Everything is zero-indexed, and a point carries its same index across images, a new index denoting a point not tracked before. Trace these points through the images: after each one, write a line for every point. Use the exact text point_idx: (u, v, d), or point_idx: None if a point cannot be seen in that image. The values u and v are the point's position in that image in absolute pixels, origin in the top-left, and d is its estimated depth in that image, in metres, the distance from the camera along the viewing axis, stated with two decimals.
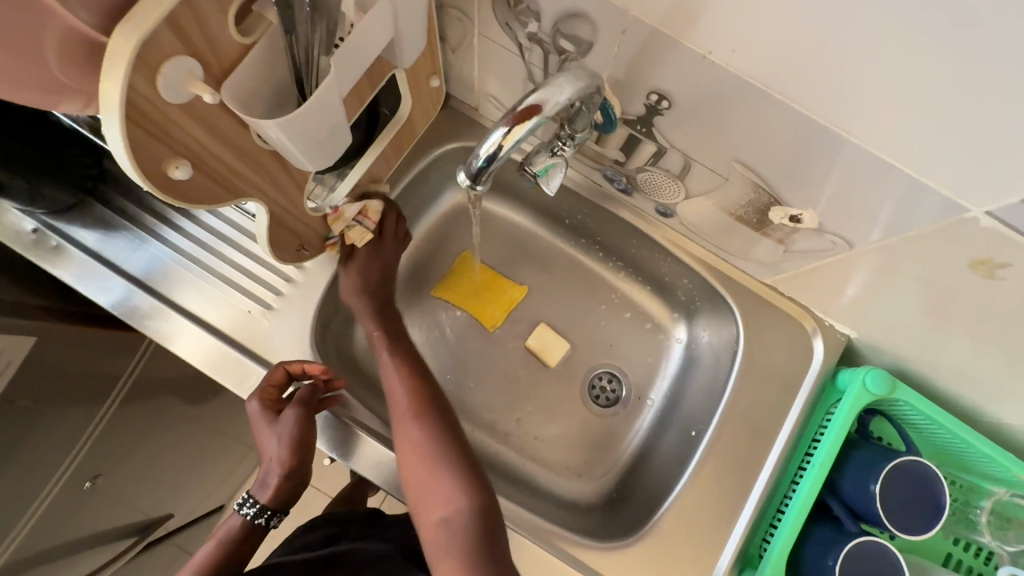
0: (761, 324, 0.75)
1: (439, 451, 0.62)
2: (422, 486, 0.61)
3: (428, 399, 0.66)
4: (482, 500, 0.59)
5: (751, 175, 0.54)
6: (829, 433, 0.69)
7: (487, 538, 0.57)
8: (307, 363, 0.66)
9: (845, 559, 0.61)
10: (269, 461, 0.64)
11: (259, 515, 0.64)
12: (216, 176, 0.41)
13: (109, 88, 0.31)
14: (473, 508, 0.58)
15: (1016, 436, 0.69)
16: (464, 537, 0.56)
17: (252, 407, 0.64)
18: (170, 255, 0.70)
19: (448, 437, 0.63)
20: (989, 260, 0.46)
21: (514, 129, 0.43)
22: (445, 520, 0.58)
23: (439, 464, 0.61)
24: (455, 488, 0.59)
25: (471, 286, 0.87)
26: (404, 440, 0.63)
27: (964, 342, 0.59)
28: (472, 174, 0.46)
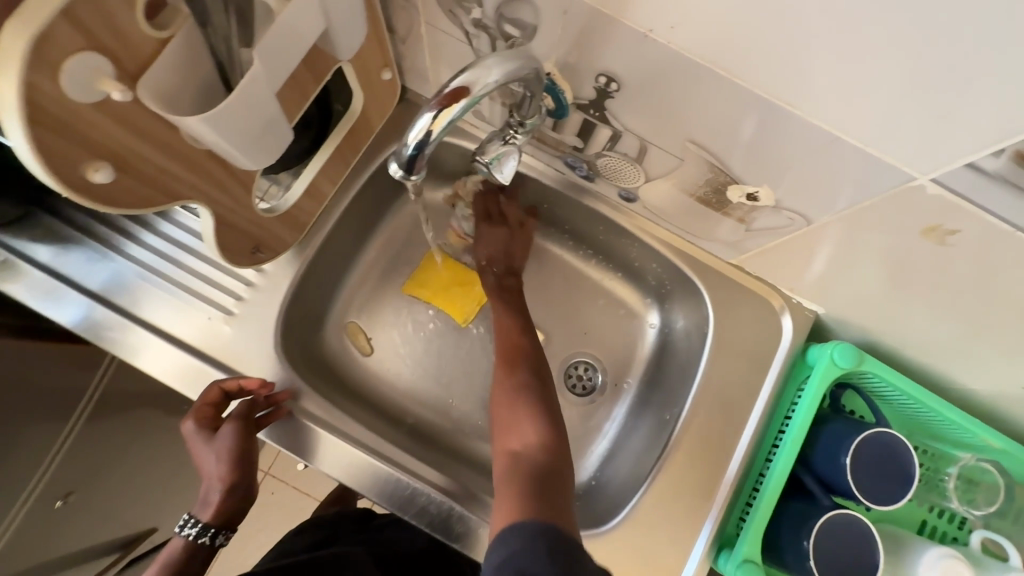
0: (731, 305, 0.74)
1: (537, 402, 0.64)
2: (507, 423, 0.64)
3: (519, 357, 0.70)
4: (558, 449, 0.59)
5: (705, 154, 0.54)
6: (800, 409, 0.69)
7: (551, 479, 0.56)
8: (243, 378, 0.64)
9: (817, 534, 0.62)
10: (208, 480, 0.62)
11: (202, 535, 0.62)
12: (148, 177, 0.40)
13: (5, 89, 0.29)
14: (550, 449, 0.59)
15: (984, 401, 0.69)
16: (532, 467, 0.57)
17: (187, 427, 0.62)
18: (125, 265, 0.68)
19: (544, 396, 0.66)
20: (939, 226, 0.46)
21: (440, 113, 0.41)
22: (520, 454, 0.59)
23: (530, 411, 0.63)
24: (536, 430, 0.61)
25: (441, 280, 0.85)
26: (502, 383, 0.68)
27: (925, 311, 0.59)
28: (406, 162, 0.45)
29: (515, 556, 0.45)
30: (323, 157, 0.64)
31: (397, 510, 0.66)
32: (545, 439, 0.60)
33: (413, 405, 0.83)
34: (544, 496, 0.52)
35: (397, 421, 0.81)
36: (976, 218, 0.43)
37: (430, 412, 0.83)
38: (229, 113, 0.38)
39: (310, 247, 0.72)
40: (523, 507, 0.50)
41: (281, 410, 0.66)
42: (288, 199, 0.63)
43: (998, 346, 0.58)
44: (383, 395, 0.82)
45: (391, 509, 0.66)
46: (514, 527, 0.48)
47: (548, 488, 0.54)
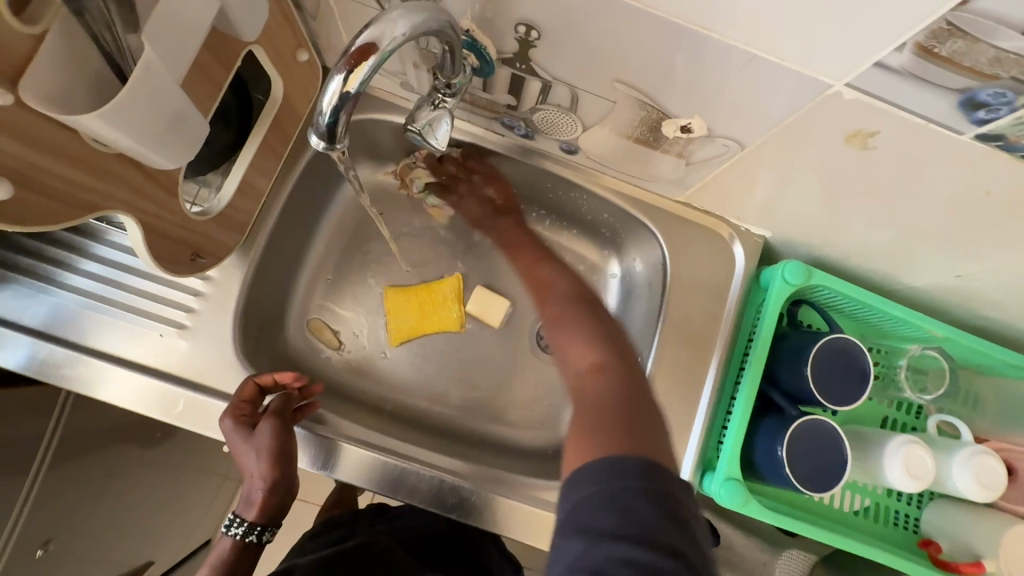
0: (683, 242, 0.76)
1: (591, 330, 0.57)
2: (561, 352, 0.58)
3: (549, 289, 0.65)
4: (625, 366, 0.54)
5: (635, 93, 0.54)
6: (760, 331, 0.72)
7: (624, 405, 0.49)
8: (279, 372, 0.63)
9: (789, 444, 0.65)
10: (249, 477, 0.59)
11: (249, 533, 0.59)
12: (53, 189, 0.38)
13: None
14: (607, 371, 0.53)
15: (924, 295, 0.74)
16: (605, 391, 0.51)
17: (224, 426, 0.60)
18: (58, 293, 0.64)
19: (592, 317, 0.60)
20: (859, 131, 0.48)
21: (351, 76, 0.39)
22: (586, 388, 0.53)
23: (586, 337, 0.57)
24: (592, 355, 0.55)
25: (411, 311, 0.84)
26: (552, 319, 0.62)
27: (863, 217, 0.62)
28: (326, 133, 0.43)
29: (584, 506, 0.41)
30: (251, 151, 0.62)
31: (387, 492, 0.66)
32: (601, 362, 0.54)
33: (391, 391, 0.82)
34: (602, 420, 0.47)
35: (377, 409, 0.80)
36: (892, 118, 0.45)
37: (409, 395, 0.83)
38: (127, 108, 0.36)
39: (255, 246, 0.69)
40: (598, 437, 0.45)
41: (313, 403, 0.67)
42: (222, 199, 0.60)
43: (927, 241, 0.62)
44: (359, 386, 0.81)
45: (381, 491, 0.66)
46: (583, 470, 0.43)
47: (631, 412, 0.48)
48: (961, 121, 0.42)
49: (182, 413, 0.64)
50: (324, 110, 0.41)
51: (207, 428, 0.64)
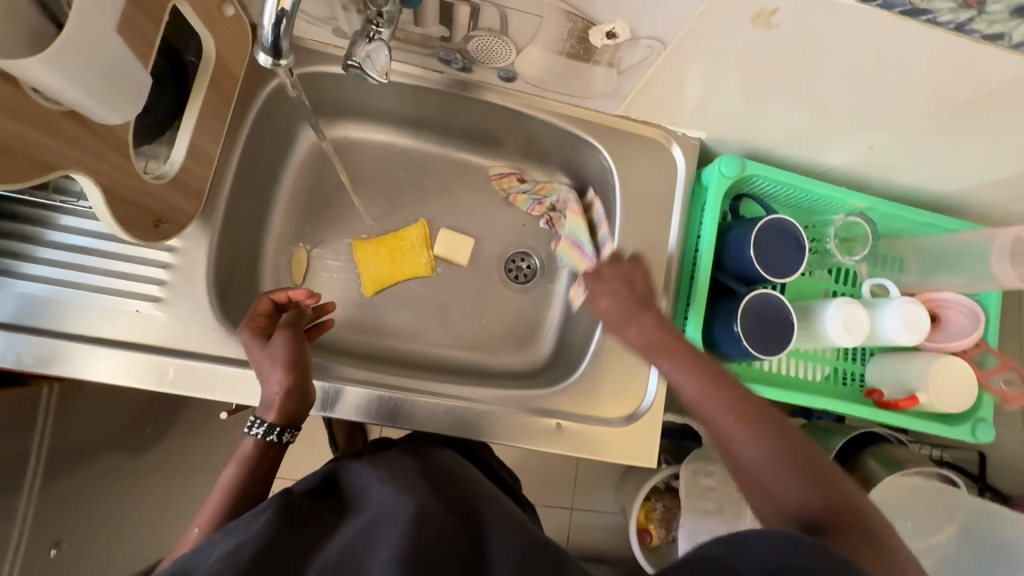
0: (626, 153, 0.81)
1: (760, 444, 0.48)
2: (748, 475, 0.48)
3: (728, 395, 0.53)
4: (833, 487, 0.45)
5: (560, 4, 0.57)
6: (707, 225, 0.78)
7: (846, 530, 0.42)
8: (292, 290, 0.70)
9: (744, 311, 0.73)
10: (268, 383, 0.62)
11: (270, 434, 0.61)
12: (5, 146, 0.38)
13: None
14: (811, 484, 0.45)
15: (844, 172, 0.82)
16: (818, 519, 0.43)
17: (242, 337, 0.66)
18: (23, 285, 0.64)
19: (763, 416, 0.50)
20: (762, 10, 0.53)
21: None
22: (761, 497, 0.47)
23: (766, 454, 0.48)
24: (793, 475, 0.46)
25: (384, 263, 0.87)
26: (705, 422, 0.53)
27: (780, 101, 0.68)
28: (273, 50, 0.46)
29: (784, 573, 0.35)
30: (194, 112, 0.62)
31: (388, 422, 0.71)
32: (805, 488, 0.45)
33: (374, 340, 0.86)
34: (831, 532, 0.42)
35: (364, 357, 0.84)
36: None
37: (393, 341, 0.86)
38: (67, 53, 0.37)
39: (215, 212, 0.70)
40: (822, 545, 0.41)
41: (326, 322, 0.74)
42: (173, 164, 0.61)
43: (837, 116, 0.68)
44: (343, 339, 0.84)
45: (380, 422, 0.71)
46: (780, 534, 0.37)
47: (848, 528, 0.42)
48: None
49: (175, 379, 0.66)
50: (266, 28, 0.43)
51: (200, 390, 0.66)
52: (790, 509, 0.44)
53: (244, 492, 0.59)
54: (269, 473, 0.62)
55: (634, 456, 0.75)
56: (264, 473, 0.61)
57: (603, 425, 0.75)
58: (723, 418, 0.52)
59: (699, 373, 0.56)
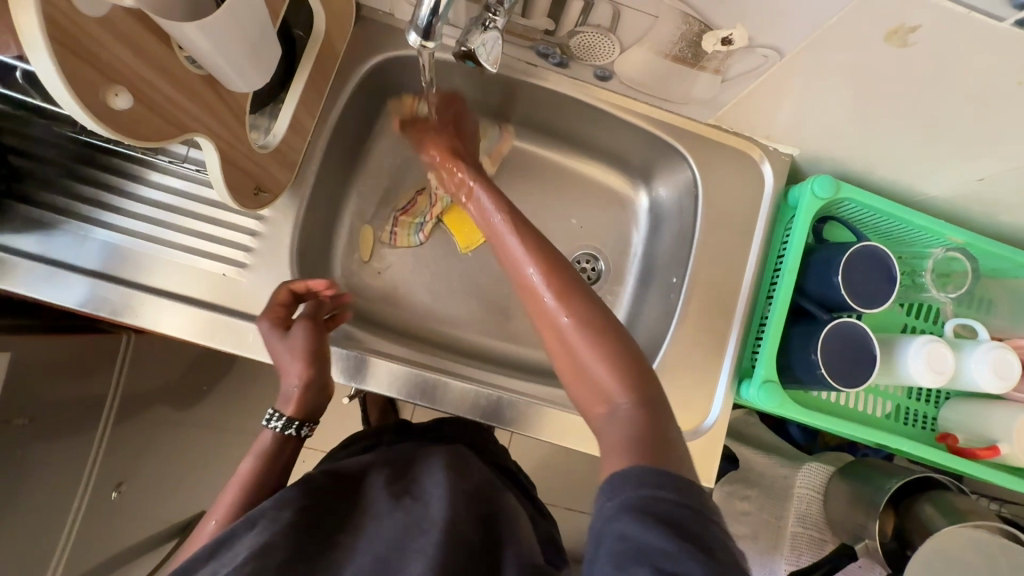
0: (712, 163, 0.79)
1: (584, 338, 0.50)
2: (579, 380, 0.50)
3: (566, 288, 0.53)
4: (645, 392, 0.48)
5: (679, 5, 0.55)
6: (791, 246, 0.75)
7: (656, 441, 0.45)
8: (312, 280, 0.67)
9: (824, 340, 0.70)
10: (285, 373, 0.62)
11: (289, 427, 0.61)
12: (157, 109, 0.39)
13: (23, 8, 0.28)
14: (632, 401, 0.47)
15: (943, 203, 0.78)
16: (628, 430, 0.45)
17: (261, 327, 0.64)
18: (122, 239, 0.67)
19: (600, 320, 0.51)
20: (900, 27, 0.50)
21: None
22: (604, 420, 0.48)
23: (588, 352, 0.49)
24: (611, 376, 0.48)
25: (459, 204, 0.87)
26: (549, 327, 0.52)
27: (892, 123, 0.64)
28: (424, 31, 0.47)
29: (642, 507, 0.39)
30: (300, 86, 0.63)
31: (433, 405, 0.72)
32: (613, 392, 0.48)
33: (434, 326, 0.86)
34: (634, 446, 0.44)
35: (425, 341, 0.85)
36: (933, 9, 0.47)
37: (452, 328, 0.87)
38: (224, 22, 0.37)
39: (302, 185, 0.72)
40: (621, 457, 0.44)
41: (344, 314, 0.71)
42: (276, 135, 0.62)
43: (950, 145, 0.65)
44: (405, 322, 0.86)
45: (427, 405, 0.72)
46: (619, 479, 0.42)
47: (658, 446, 0.44)
48: (1004, 8, 0.45)
49: (251, 344, 0.68)
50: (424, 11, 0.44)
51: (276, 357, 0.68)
52: (620, 445, 0.45)
53: (263, 480, 0.59)
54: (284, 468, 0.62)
55: (690, 473, 0.74)
56: (278, 467, 0.61)
57: None
58: (571, 328, 0.51)
59: (558, 278, 0.53)
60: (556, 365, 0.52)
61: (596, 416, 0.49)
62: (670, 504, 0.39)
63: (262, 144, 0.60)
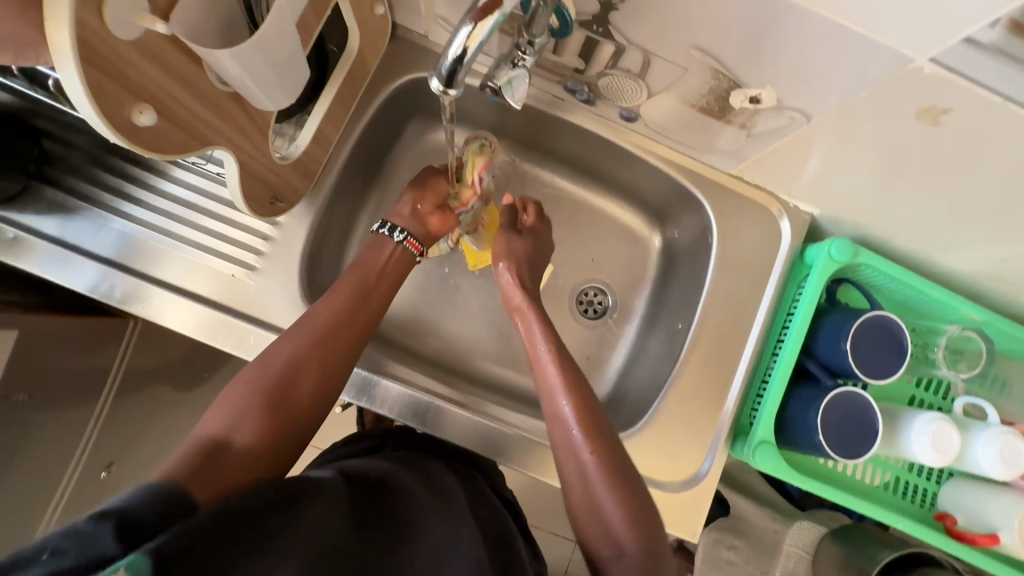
0: (731, 213, 0.78)
1: (604, 481, 0.56)
2: (590, 514, 0.56)
3: (594, 427, 0.58)
4: (650, 541, 0.54)
5: (710, 60, 0.55)
6: (801, 306, 0.74)
7: None
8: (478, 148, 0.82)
9: (826, 407, 0.68)
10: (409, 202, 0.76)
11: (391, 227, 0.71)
12: (182, 124, 0.40)
13: (59, 31, 0.29)
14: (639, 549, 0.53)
15: (963, 278, 0.76)
16: None
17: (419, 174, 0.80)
18: (138, 230, 0.68)
19: (621, 465, 0.57)
20: (932, 107, 0.49)
21: (478, 26, 0.43)
22: (605, 548, 0.54)
23: (607, 497, 0.55)
24: (624, 521, 0.54)
25: None
26: (569, 457, 0.58)
27: (916, 196, 0.63)
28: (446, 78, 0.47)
29: None
30: (327, 100, 0.64)
31: (424, 427, 0.72)
32: (623, 538, 0.53)
33: (434, 343, 0.87)
34: None
35: (423, 358, 0.85)
36: (966, 93, 0.46)
37: (451, 347, 0.87)
38: (254, 47, 0.38)
39: (319, 194, 0.73)
40: None
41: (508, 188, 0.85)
42: (299, 146, 0.63)
43: (976, 225, 0.63)
44: (405, 336, 0.86)
45: (419, 426, 0.72)
46: None
47: None
48: None
49: (251, 346, 0.68)
50: (449, 59, 0.45)
51: None
52: None
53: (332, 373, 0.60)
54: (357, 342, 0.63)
55: (673, 524, 0.72)
56: (355, 326, 0.63)
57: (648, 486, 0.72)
58: (592, 467, 0.56)
59: (589, 417, 0.59)
60: (564, 479, 0.58)
61: (603, 558, 0.54)
62: None
63: (282, 153, 0.61)
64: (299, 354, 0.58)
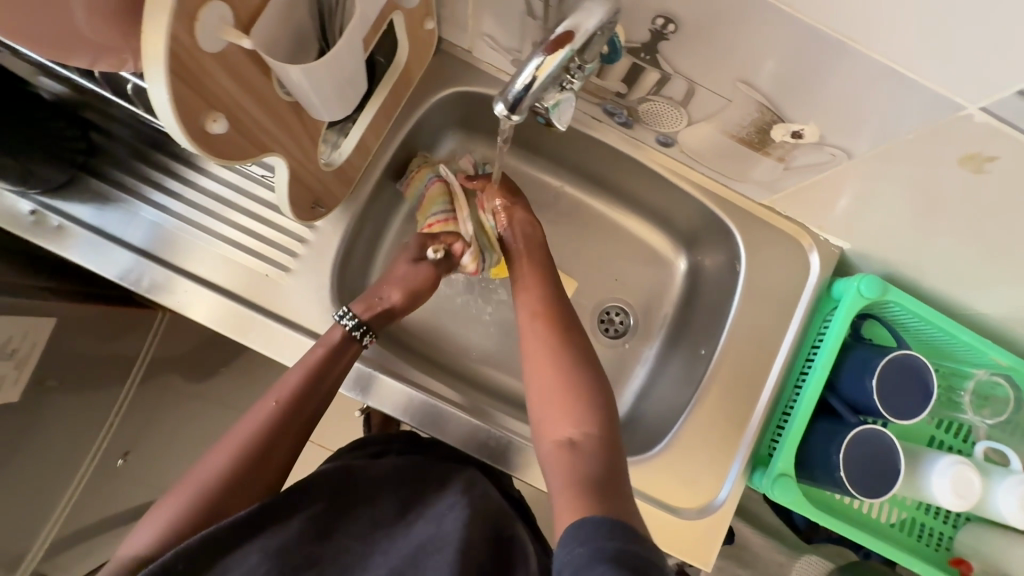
0: (761, 243, 0.78)
1: (569, 375, 0.59)
2: (551, 405, 0.58)
3: (566, 335, 0.64)
4: (610, 438, 0.55)
5: (754, 94, 0.56)
6: (827, 340, 0.74)
7: (609, 480, 0.51)
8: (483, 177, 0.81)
9: (848, 445, 0.68)
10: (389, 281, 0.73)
11: (356, 328, 0.67)
12: (246, 133, 0.41)
13: (156, 42, 0.30)
14: (595, 437, 0.55)
15: (993, 323, 0.75)
16: (589, 462, 0.52)
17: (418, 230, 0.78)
18: (176, 225, 0.69)
19: (590, 366, 0.61)
20: (977, 154, 0.49)
21: (547, 59, 0.48)
22: (554, 446, 0.55)
23: (569, 386, 0.58)
24: (585, 414, 0.56)
25: None
26: (538, 361, 0.62)
27: (952, 239, 0.63)
28: (511, 105, 0.52)
29: (606, 550, 0.41)
30: (372, 110, 0.65)
31: (432, 431, 0.72)
32: (579, 426, 0.56)
33: (455, 353, 0.87)
34: (586, 486, 0.49)
35: (443, 367, 0.85)
36: (1014, 143, 0.46)
37: (472, 358, 0.88)
38: (322, 63, 0.39)
39: (355, 200, 0.74)
40: (587, 502, 0.48)
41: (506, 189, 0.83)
42: (342, 154, 0.64)
43: (1011, 271, 0.63)
44: (426, 343, 0.86)
45: (421, 428, 0.72)
46: (581, 523, 0.45)
47: (611, 491, 0.49)
48: None
49: (280, 345, 0.69)
50: (517, 87, 0.50)
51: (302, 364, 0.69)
52: (576, 479, 0.50)
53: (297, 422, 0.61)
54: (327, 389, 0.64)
55: (688, 552, 0.72)
56: (326, 378, 0.64)
57: (658, 508, 0.72)
58: (558, 365, 0.61)
59: (561, 330, 0.64)
60: (530, 390, 0.62)
61: (558, 442, 0.55)
62: (615, 540, 0.42)
63: (326, 162, 0.62)
64: (234, 468, 0.56)
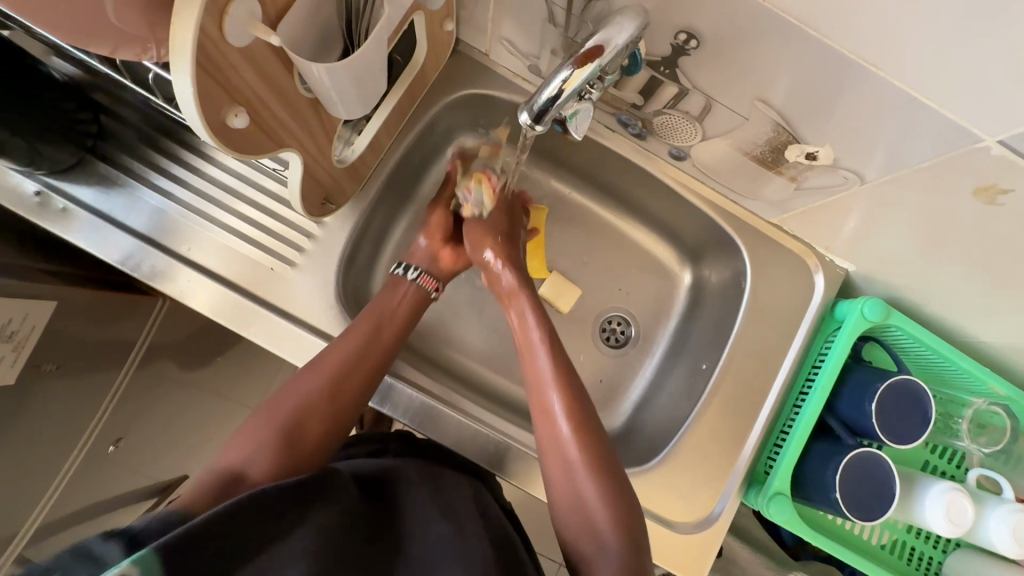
0: (768, 261, 0.78)
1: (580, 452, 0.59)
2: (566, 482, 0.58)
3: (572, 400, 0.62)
4: (626, 511, 0.56)
5: (772, 114, 0.56)
6: (828, 361, 0.74)
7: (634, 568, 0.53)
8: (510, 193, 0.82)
9: (845, 466, 0.68)
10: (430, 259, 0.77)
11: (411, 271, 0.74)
12: (265, 127, 0.41)
13: (184, 33, 0.30)
14: (614, 518, 0.56)
15: (992, 351, 0.76)
16: (612, 549, 0.54)
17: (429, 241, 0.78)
18: (182, 214, 0.69)
19: (599, 438, 0.60)
20: (991, 186, 0.50)
21: (576, 72, 0.48)
22: (579, 547, 0.56)
23: (580, 464, 0.58)
24: (600, 493, 0.57)
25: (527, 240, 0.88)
26: (546, 430, 0.61)
27: (958, 268, 0.63)
28: (534, 115, 0.54)
29: None
30: (387, 108, 0.64)
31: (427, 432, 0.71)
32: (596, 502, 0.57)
33: (455, 355, 0.87)
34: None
35: (443, 368, 0.85)
36: None
37: (472, 361, 0.87)
38: (346, 63, 0.39)
39: (364, 198, 0.74)
40: None
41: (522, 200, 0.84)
42: (355, 151, 0.63)
43: (1015, 303, 0.63)
44: (427, 343, 0.86)
45: (415, 427, 0.71)
46: None
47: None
48: None
49: (282, 340, 0.69)
50: (543, 99, 0.52)
51: (303, 360, 0.69)
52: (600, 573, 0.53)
53: (346, 384, 0.62)
54: (382, 352, 0.66)
55: (680, 566, 0.72)
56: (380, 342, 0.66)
57: (652, 521, 0.72)
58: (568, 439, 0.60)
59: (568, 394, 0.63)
60: (540, 454, 0.62)
61: (575, 529, 0.57)
62: None
63: (339, 158, 0.61)
64: (287, 425, 0.56)
